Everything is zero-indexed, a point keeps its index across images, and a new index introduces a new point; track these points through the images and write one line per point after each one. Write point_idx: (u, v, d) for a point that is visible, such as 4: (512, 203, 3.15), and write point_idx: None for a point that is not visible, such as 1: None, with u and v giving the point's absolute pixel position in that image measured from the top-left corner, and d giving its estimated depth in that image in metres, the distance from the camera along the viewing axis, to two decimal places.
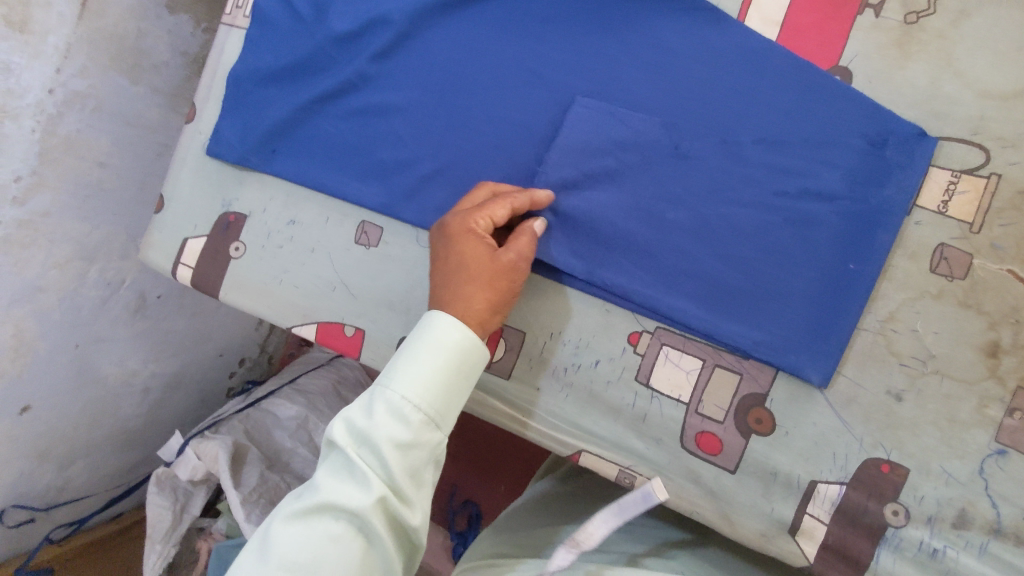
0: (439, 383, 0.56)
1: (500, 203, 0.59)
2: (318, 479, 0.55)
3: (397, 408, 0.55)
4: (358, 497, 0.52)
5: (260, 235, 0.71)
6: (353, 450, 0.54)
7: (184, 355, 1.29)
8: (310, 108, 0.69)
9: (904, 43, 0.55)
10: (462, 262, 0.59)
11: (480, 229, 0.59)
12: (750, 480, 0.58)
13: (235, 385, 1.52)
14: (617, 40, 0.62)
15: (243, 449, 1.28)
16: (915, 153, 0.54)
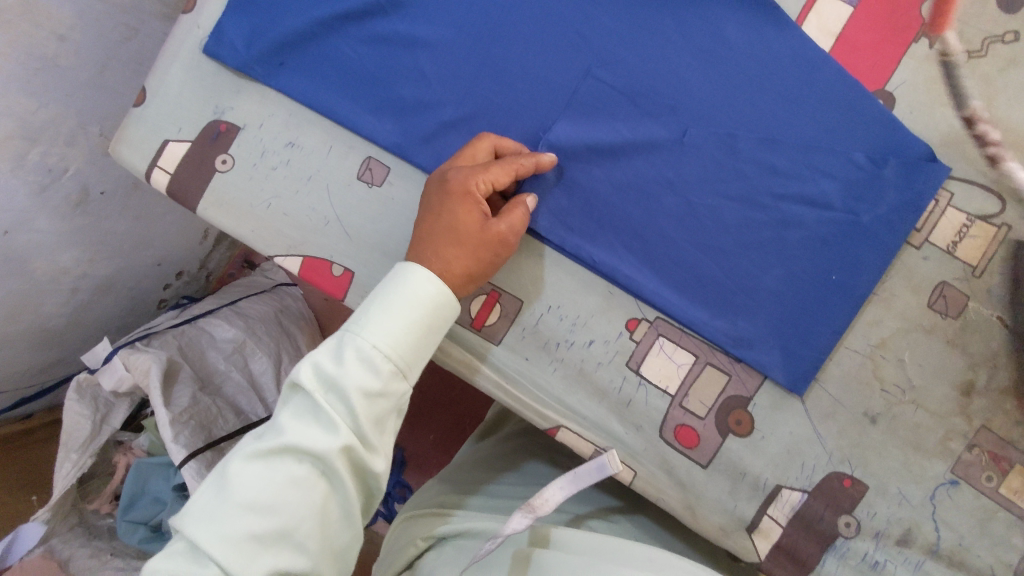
0: (413, 333, 0.54)
1: (505, 170, 0.57)
2: (279, 420, 0.52)
3: (366, 357, 0.52)
4: (323, 443, 0.50)
5: (253, 152, 0.65)
6: (318, 395, 0.51)
7: (118, 259, 1.19)
8: (331, 25, 0.63)
9: (951, 80, 0.56)
10: (451, 224, 0.56)
11: (478, 193, 0.56)
12: (719, 477, 0.59)
13: (168, 299, 1.43)
14: (674, 20, 0.60)
15: (175, 366, 1.19)
16: (927, 179, 0.56)
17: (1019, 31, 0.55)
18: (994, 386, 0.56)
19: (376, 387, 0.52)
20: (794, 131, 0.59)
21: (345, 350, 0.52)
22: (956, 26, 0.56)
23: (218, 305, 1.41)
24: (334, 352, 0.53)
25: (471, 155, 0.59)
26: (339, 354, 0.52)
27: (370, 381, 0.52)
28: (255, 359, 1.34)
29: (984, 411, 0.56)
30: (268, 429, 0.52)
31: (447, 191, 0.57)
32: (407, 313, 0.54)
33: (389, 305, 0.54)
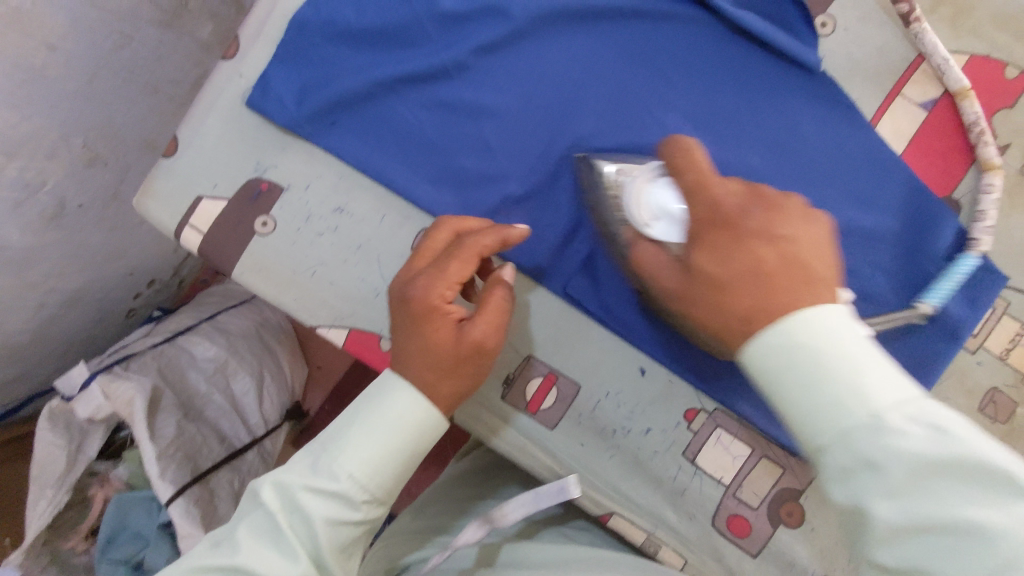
0: (393, 459, 0.47)
1: (464, 263, 0.51)
2: (236, 532, 0.44)
3: (337, 484, 0.45)
4: (280, 572, 0.43)
5: (296, 215, 0.61)
6: (279, 515, 0.44)
7: (85, 272, 0.96)
8: (389, 86, 0.60)
9: (1015, 193, 0.58)
10: (423, 343, 0.50)
11: (440, 301, 0.50)
12: (770, 568, 0.60)
13: (138, 308, 1.18)
14: (750, 108, 0.59)
15: (159, 391, 0.99)
16: (987, 287, 0.57)
17: None
18: None
19: (345, 515, 0.46)
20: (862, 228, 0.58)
21: (316, 472, 0.46)
22: None
23: (197, 317, 1.16)
24: (301, 469, 0.46)
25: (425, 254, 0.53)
26: (312, 474, 0.46)
27: (338, 509, 0.45)
28: (236, 378, 1.12)
29: None
30: (223, 540, 0.44)
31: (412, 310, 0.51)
32: (387, 436, 0.47)
33: (367, 423, 0.48)
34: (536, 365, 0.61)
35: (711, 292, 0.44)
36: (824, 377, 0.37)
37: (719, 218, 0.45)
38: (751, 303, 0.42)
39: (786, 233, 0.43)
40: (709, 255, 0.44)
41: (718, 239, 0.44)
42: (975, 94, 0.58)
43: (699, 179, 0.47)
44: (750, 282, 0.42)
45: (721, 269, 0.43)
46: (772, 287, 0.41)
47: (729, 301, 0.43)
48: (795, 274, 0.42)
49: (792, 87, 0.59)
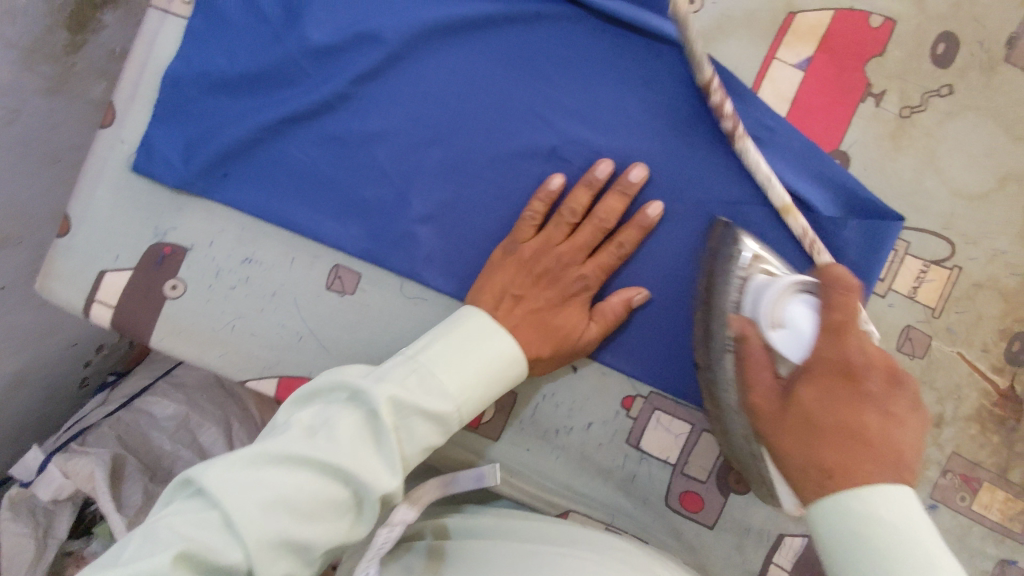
0: (483, 384, 0.51)
1: (581, 242, 0.57)
2: (337, 424, 0.45)
3: (445, 411, 0.48)
4: (380, 481, 0.44)
5: (205, 272, 0.60)
6: (389, 423, 0.45)
7: (21, 354, 0.90)
8: (275, 129, 0.59)
9: (898, 136, 0.60)
10: (557, 318, 0.57)
11: (575, 285, 0.57)
12: (727, 535, 0.61)
13: (89, 377, 1.08)
14: (633, 94, 0.60)
15: (122, 459, 0.94)
16: (881, 233, 0.58)
17: (952, 84, 0.59)
18: (960, 415, 0.60)
19: (436, 441, 0.48)
20: (762, 196, 0.59)
21: (427, 393, 0.48)
22: (898, 84, 0.60)
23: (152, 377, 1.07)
24: (406, 383, 0.47)
25: (557, 226, 0.58)
26: (421, 394, 0.47)
27: (433, 435, 0.48)
28: (202, 430, 1.02)
29: (954, 438, 0.59)
30: (322, 430, 0.45)
31: (524, 282, 0.57)
32: (482, 364, 0.51)
33: (465, 351, 0.51)
34: None
35: (795, 435, 0.43)
36: (868, 546, 0.37)
37: (841, 370, 0.43)
38: (818, 456, 0.41)
39: (886, 416, 0.42)
40: (820, 398, 0.43)
41: (841, 398, 0.43)
42: (845, 47, 0.60)
43: (842, 324, 0.44)
44: (839, 444, 0.41)
45: (822, 415, 0.43)
46: (845, 449, 0.40)
47: (808, 449, 0.42)
48: (875, 446, 0.40)
49: (670, 67, 0.59)
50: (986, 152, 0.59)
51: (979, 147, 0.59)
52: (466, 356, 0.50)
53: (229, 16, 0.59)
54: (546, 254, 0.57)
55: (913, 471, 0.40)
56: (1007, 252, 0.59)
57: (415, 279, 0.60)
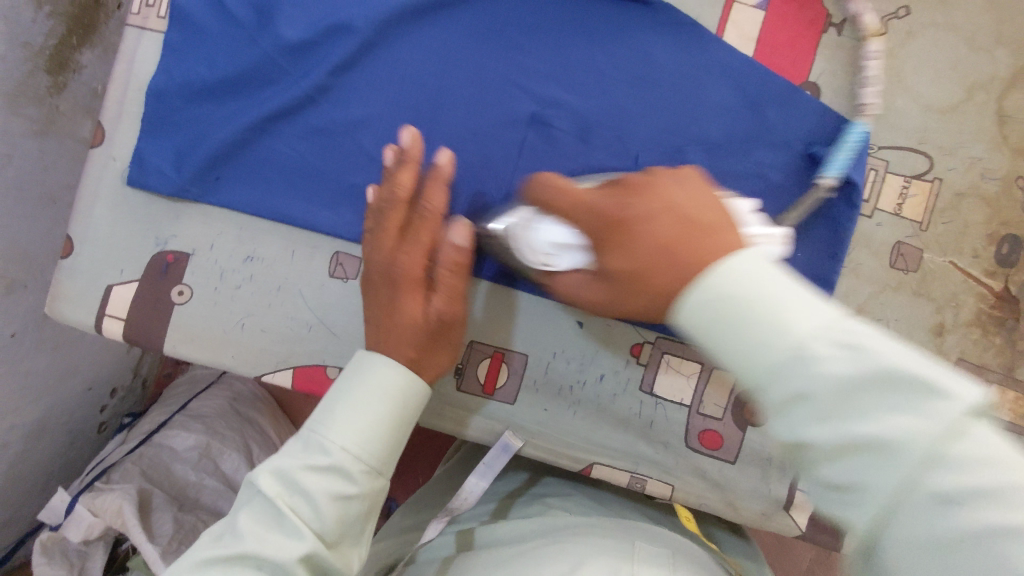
0: (382, 425, 0.47)
1: (392, 227, 0.57)
2: (237, 521, 0.43)
3: (334, 457, 0.45)
4: (287, 552, 0.41)
5: (210, 276, 0.62)
6: (278, 498, 0.43)
7: (44, 399, 0.88)
8: (260, 128, 0.61)
9: (864, 61, 0.61)
10: (399, 311, 0.54)
11: (416, 268, 0.55)
12: (750, 468, 0.63)
13: (111, 422, 1.08)
14: (603, 52, 0.61)
15: (148, 492, 0.92)
16: (854, 154, 0.60)
17: (909, 5, 0.61)
18: (960, 321, 0.61)
19: (348, 490, 0.45)
20: (739, 135, 0.61)
21: (313, 449, 0.45)
22: (857, 11, 0.61)
23: (169, 411, 1.05)
24: (291, 451, 0.45)
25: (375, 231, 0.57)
26: (307, 453, 0.45)
27: (341, 484, 0.45)
28: (224, 458, 1.01)
29: (957, 345, 0.61)
30: (227, 532, 0.43)
31: (383, 296, 0.55)
32: (374, 406, 0.48)
33: (354, 398, 0.48)
34: (481, 348, 0.63)
35: (638, 288, 0.41)
36: (744, 336, 0.34)
37: (611, 225, 0.43)
38: (670, 289, 0.38)
39: (659, 203, 0.42)
40: (619, 257, 0.42)
41: (625, 248, 0.42)
42: None
43: (568, 209, 0.47)
44: (663, 262, 0.39)
45: (639, 265, 0.41)
46: (681, 256, 0.38)
47: (650, 284, 0.40)
48: (716, 236, 0.39)
49: (637, 22, 0.61)
50: (952, 65, 0.61)
51: (944, 62, 0.61)
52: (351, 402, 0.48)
53: (202, 23, 0.60)
54: (374, 262, 0.56)
55: (722, 233, 0.39)
56: (983, 159, 0.61)
57: None
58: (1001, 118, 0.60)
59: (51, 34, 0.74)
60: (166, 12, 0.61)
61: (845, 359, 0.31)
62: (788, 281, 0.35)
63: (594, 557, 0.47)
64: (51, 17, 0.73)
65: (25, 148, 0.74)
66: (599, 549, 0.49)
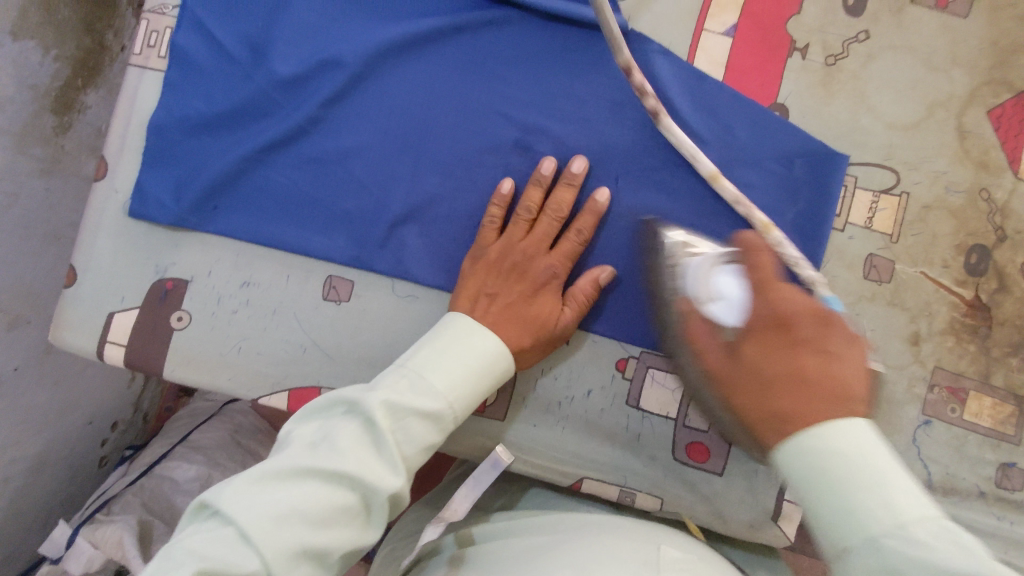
0: (468, 385, 0.54)
1: (534, 237, 0.62)
2: (334, 435, 0.47)
3: (438, 408, 0.51)
4: (383, 482, 0.46)
5: (207, 301, 0.64)
6: (384, 427, 0.47)
7: (44, 433, 0.89)
8: (256, 158, 0.64)
9: (828, 82, 0.64)
10: (495, 303, 0.60)
11: (544, 274, 0.61)
12: (736, 479, 0.64)
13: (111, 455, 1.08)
14: (581, 79, 0.64)
15: (148, 525, 0.92)
16: (821, 170, 0.63)
17: (868, 29, 0.64)
18: (934, 329, 0.63)
19: (434, 440, 0.51)
20: (715, 156, 0.64)
21: (418, 394, 0.50)
22: (819, 37, 0.64)
23: (169, 444, 1.06)
24: (398, 387, 0.50)
25: (517, 224, 0.62)
26: (415, 394, 0.50)
27: (429, 434, 0.50)
28: None
29: (932, 353, 0.63)
30: (323, 443, 0.47)
31: (501, 280, 0.61)
32: (469, 366, 0.54)
33: (455, 355, 0.54)
34: None
35: (757, 397, 0.44)
36: (845, 491, 0.38)
37: (774, 322, 0.46)
38: (773, 404, 0.42)
39: (824, 356, 0.43)
40: (756, 349, 0.45)
41: (786, 347, 0.44)
42: (765, 11, 0.65)
43: (768, 282, 0.48)
44: (786, 390, 0.42)
45: (765, 366, 0.44)
46: (800, 395, 0.41)
47: (772, 401, 0.42)
48: (814, 385, 0.41)
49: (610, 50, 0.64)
50: (912, 85, 0.64)
51: (904, 82, 0.64)
52: (449, 353, 0.54)
53: (200, 61, 0.64)
54: (511, 251, 0.61)
55: (856, 395, 0.41)
56: (947, 173, 0.63)
57: (405, 278, 0.64)
58: (961, 133, 0.63)
59: (57, 78, 0.79)
60: (166, 53, 0.65)
61: (930, 532, 0.35)
62: (886, 453, 0.38)
63: (611, 556, 0.47)
64: (56, 62, 0.78)
65: (27, 184, 0.77)
66: (618, 550, 0.49)
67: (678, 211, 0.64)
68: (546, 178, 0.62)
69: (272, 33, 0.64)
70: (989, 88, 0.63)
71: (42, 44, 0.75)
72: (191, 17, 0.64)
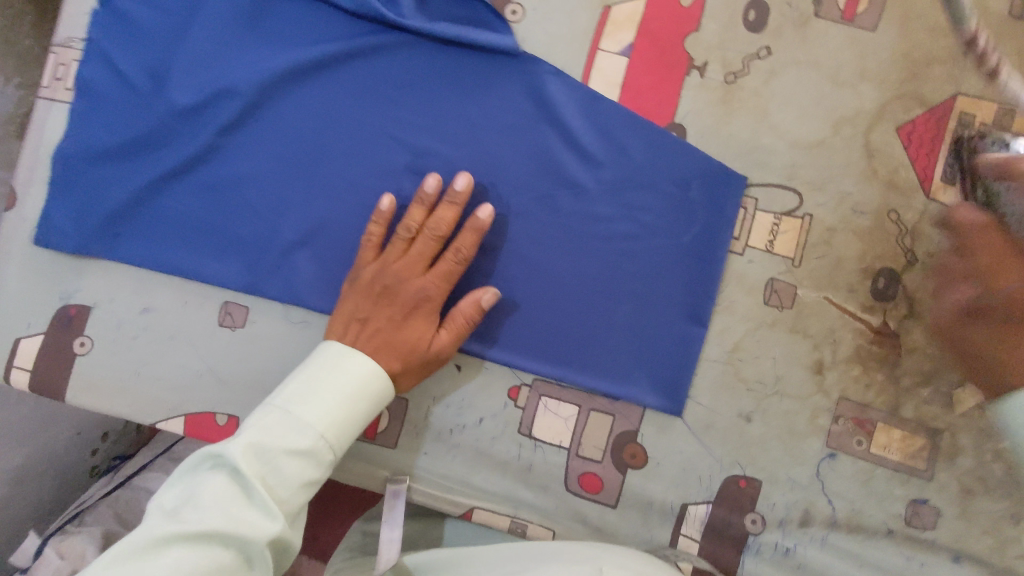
0: (344, 418, 0.53)
1: (409, 257, 0.60)
2: (197, 495, 0.45)
3: (309, 443, 0.50)
4: (259, 526, 0.45)
5: (109, 327, 0.65)
6: (251, 472, 0.46)
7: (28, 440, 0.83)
8: (154, 187, 0.65)
9: (727, 101, 0.62)
10: (366, 325, 0.59)
11: (417, 297, 0.60)
12: (631, 512, 0.61)
13: (100, 464, 0.94)
14: (473, 102, 0.63)
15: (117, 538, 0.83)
16: (718, 193, 0.61)
17: (770, 45, 0.62)
18: (840, 358, 0.60)
19: (311, 476, 0.50)
20: (607, 178, 0.62)
21: (285, 433, 0.50)
22: (718, 54, 0.62)
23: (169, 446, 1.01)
24: (265, 430, 0.49)
25: (394, 246, 0.61)
26: (282, 435, 0.50)
27: (306, 471, 0.50)
28: None
29: (838, 382, 0.60)
30: (184, 508, 0.45)
31: (372, 302, 0.60)
32: (342, 399, 0.54)
33: (325, 390, 0.53)
34: None
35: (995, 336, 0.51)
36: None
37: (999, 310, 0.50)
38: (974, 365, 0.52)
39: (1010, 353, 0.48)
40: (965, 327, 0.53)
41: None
42: (663, 29, 0.63)
43: None
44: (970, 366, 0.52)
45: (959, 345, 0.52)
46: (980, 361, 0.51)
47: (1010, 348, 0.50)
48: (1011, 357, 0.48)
49: (503, 72, 0.63)
50: (816, 102, 0.61)
51: (808, 99, 0.61)
52: (319, 390, 0.53)
53: (103, 91, 0.65)
54: (386, 274, 0.60)
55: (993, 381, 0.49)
56: (854, 193, 0.60)
57: (296, 304, 0.64)
58: (869, 151, 0.60)
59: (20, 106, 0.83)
60: (73, 85, 0.67)
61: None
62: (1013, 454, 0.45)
63: None
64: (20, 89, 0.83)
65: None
66: None
67: (571, 236, 0.62)
68: (427, 198, 0.61)
69: (169, 63, 0.65)
70: (900, 102, 0.60)
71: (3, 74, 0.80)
72: (94, 47, 0.66)
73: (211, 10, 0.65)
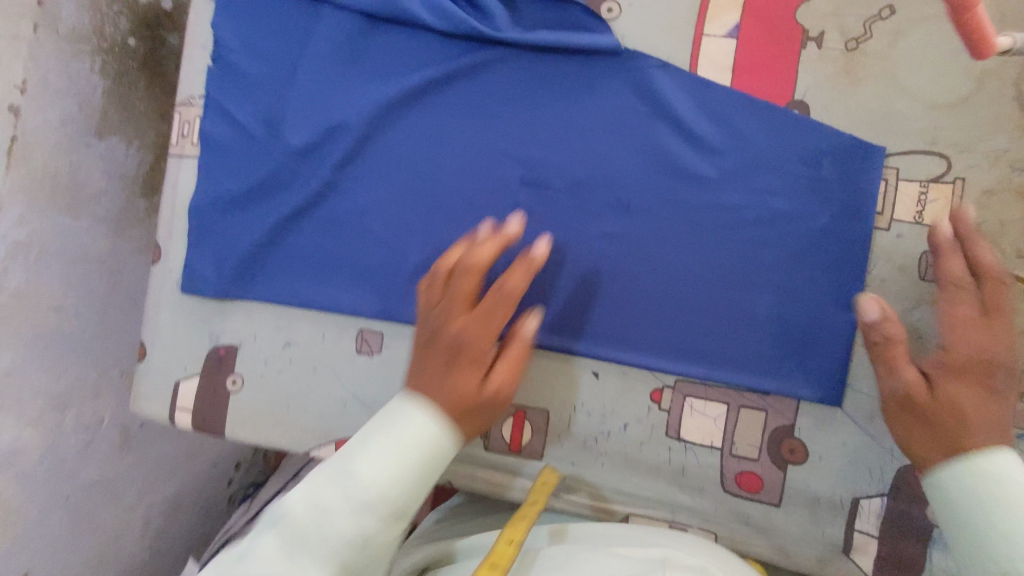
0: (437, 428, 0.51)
1: (460, 297, 0.57)
2: (289, 498, 0.48)
3: (390, 454, 0.49)
4: (326, 534, 0.45)
5: (256, 364, 0.69)
6: (325, 481, 0.48)
7: (177, 477, 0.96)
8: (284, 227, 0.68)
9: (852, 69, 0.58)
10: (439, 375, 0.54)
11: (457, 340, 0.55)
12: (797, 509, 0.59)
13: (237, 493, 1.07)
14: (581, 106, 0.63)
15: None
16: (853, 167, 0.58)
17: (892, 4, 0.58)
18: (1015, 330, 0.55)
19: (403, 484, 0.48)
20: (730, 165, 0.60)
21: (365, 442, 0.50)
22: (835, 21, 0.59)
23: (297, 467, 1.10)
24: (356, 442, 0.50)
25: (455, 284, 0.58)
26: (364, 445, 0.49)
27: (395, 478, 0.48)
28: None
29: None
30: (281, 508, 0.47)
31: (438, 346, 0.56)
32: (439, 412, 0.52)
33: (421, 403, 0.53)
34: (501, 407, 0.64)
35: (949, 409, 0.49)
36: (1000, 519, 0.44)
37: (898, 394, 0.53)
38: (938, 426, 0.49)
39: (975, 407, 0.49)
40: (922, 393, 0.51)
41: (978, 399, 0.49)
42: (771, 4, 0.60)
43: None
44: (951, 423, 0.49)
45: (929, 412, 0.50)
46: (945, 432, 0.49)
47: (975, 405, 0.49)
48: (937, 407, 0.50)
49: (608, 72, 0.62)
50: (955, 58, 0.57)
51: (944, 56, 0.57)
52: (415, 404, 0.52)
53: (225, 143, 0.69)
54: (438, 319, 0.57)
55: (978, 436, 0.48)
56: (1010, 150, 0.56)
57: None
58: (1023, 103, 0.56)
59: (143, 164, 0.90)
60: (198, 139, 0.70)
61: None
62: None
63: None
64: (140, 149, 0.90)
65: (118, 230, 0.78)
66: None
67: (697, 229, 0.61)
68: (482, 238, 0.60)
69: (283, 107, 0.67)
70: None
71: (125, 139, 0.86)
72: (212, 103, 0.69)
73: (315, 50, 0.66)
